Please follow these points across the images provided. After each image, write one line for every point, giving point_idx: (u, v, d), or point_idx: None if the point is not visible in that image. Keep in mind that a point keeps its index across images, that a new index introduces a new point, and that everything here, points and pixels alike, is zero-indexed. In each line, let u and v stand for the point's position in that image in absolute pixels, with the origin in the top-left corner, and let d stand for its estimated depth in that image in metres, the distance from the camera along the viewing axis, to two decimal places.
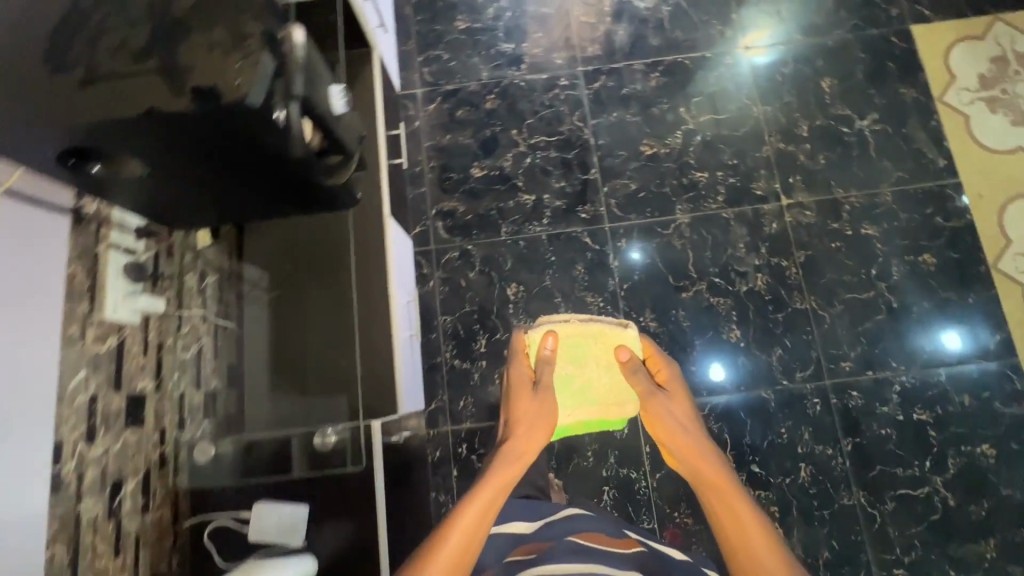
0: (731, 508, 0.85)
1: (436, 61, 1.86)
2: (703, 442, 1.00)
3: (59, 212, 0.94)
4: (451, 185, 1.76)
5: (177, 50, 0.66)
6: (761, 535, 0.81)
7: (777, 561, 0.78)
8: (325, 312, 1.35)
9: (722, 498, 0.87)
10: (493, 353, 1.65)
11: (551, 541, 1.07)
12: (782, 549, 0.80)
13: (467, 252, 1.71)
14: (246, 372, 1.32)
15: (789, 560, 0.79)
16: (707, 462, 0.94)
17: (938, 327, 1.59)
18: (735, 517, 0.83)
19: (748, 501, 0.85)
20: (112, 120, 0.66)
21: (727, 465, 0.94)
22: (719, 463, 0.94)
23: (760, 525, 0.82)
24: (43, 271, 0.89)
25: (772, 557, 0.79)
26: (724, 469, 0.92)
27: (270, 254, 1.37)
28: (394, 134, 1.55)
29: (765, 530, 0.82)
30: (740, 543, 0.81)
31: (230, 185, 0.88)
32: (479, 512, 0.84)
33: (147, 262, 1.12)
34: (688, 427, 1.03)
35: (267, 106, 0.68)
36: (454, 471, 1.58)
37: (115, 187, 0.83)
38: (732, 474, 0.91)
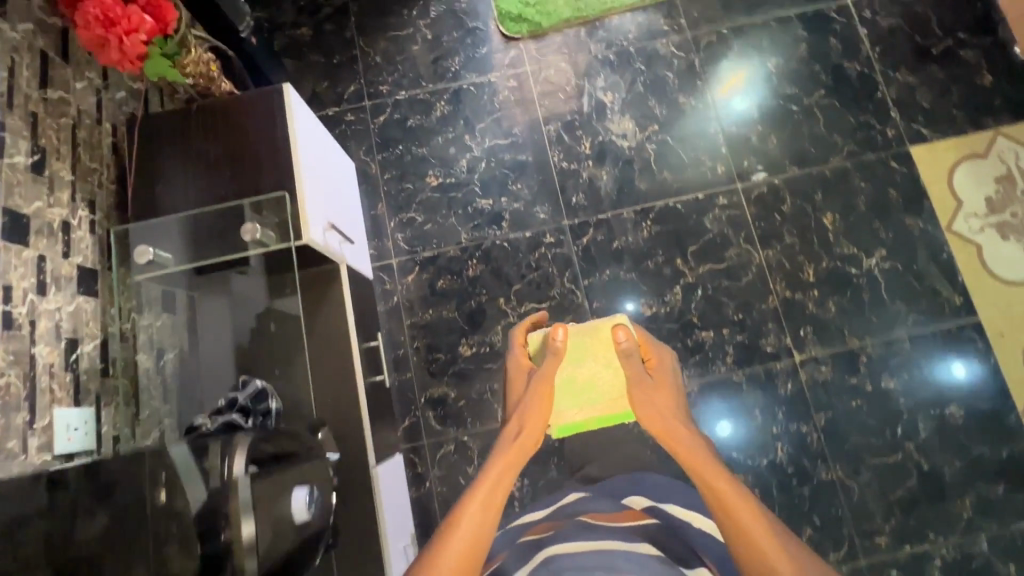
0: (705, 480, 0.76)
1: (410, 224, 1.72)
2: (682, 425, 0.95)
3: None
4: (438, 367, 1.62)
5: None
6: (738, 499, 0.71)
7: (761, 525, 0.67)
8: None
9: (705, 473, 0.77)
10: None
11: (566, 528, 1.03)
12: (765, 512, 0.69)
13: (463, 443, 1.57)
14: None
15: (781, 534, 0.66)
16: (683, 444, 0.87)
17: (949, 366, 1.56)
18: (712, 479, 0.75)
19: (729, 475, 0.75)
20: None
21: (705, 447, 0.87)
22: (698, 450, 0.84)
23: (729, 480, 0.74)
24: None
25: (774, 543, 0.64)
26: (693, 448, 0.85)
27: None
28: (373, 345, 1.41)
29: (746, 496, 0.71)
30: (724, 506, 0.71)
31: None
32: (485, 490, 0.81)
33: None
34: (668, 413, 0.99)
35: None
36: None
37: None
38: (704, 453, 0.83)
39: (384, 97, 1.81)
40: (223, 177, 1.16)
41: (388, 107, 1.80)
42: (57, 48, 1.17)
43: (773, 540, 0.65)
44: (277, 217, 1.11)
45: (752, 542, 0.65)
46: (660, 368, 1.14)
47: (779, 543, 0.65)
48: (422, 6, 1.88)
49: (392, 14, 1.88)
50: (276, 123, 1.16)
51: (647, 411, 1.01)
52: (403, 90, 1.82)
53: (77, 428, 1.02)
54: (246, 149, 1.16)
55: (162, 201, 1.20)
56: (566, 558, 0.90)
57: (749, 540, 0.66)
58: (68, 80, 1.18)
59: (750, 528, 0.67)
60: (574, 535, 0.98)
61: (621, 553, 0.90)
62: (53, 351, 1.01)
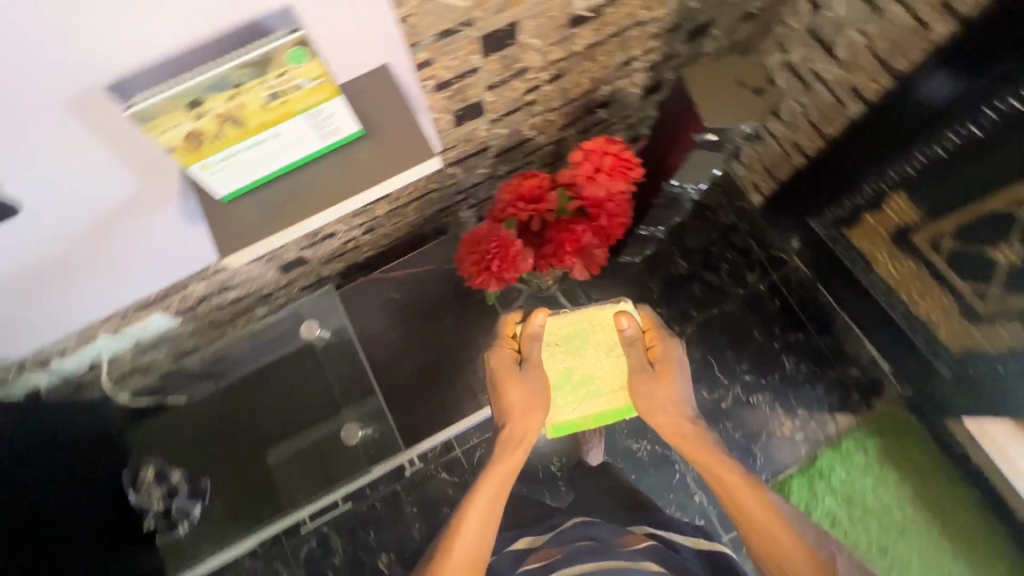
0: (714, 473, 0.86)
1: None
2: (674, 397, 0.98)
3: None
4: None
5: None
6: (761, 510, 0.79)
7: (805, 556, 0.73)
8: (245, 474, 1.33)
9: (727, 486, 0.83)
10: None
11: (566, 555, 0.90)
12: (785, 520, 0.78)
13: None
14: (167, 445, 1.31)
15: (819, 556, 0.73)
16: (677, 425, 0.95)
17: None
18: (729, 489, 0.83)
19: (741, 478, 0.83)
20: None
21: (704, 440, 0.92)
22: (700, 443, 0.91)
23: (764, 502, 0.80)
24: None
25: (796, 545, 0.75)
26: (695, 441, 0.92)
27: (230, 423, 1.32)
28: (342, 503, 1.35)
29: (773, 511, 0.79)
30: (748, 517, 0.79)
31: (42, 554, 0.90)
32: (488, 492, 0.84)
33: (70, 383, 1.11)
34: (658, 365, 1.01)
35: None
36: None
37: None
38: (712, 446, 0.91)
39: None
40: (418, 363, 1.33)
41: None
42: (500, 147, 1.15)
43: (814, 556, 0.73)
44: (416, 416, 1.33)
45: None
46: (660, 363, 1.01)
47: (804, 550, 0.74)
48: (756, 383, 1.61)
49: (734, 351, 1.63)
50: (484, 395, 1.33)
51: (651, 386, 0.99)
52: None
53: (151, 329, 1.10)
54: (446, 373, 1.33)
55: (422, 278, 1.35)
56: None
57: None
58: (476, 166, 1.17)
59: (803, 554, 0.74)
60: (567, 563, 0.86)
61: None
62: (207, 288, 1.08)
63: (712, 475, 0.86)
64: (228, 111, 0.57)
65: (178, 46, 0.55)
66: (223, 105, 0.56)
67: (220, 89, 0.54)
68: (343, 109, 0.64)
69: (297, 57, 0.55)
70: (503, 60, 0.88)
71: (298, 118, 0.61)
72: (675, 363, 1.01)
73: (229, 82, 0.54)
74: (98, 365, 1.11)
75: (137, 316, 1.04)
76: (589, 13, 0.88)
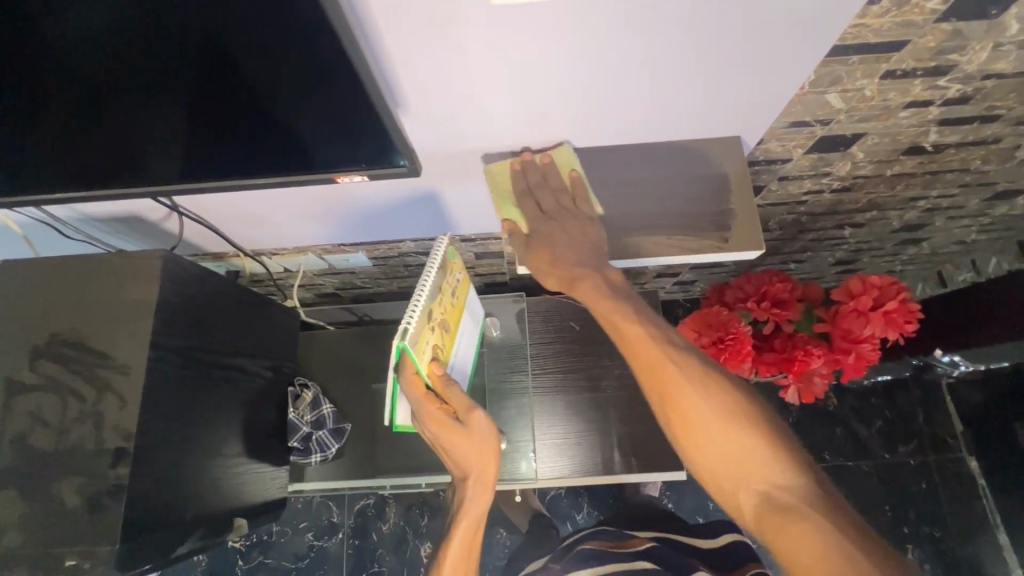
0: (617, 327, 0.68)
1: (574, 505, 1.53)
2: (581, 243, 0.72)
3: (235, 237, 0.93)
4: (412, 514, 1.57)
5: (191, 428, 0.72)
6: (684, 382, 0.61)
7: (737, 432, 0.57)
8: (377, 416, 1.14)
9: (637, 340, 0.66)
10: (224, 558, 1.56)
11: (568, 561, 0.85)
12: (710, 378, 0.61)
13: (334, 531, 1.57)
14: (323, 354, 1.18)
15: (759, 421, 0.58)
16: (579, 279, 0.71)
17: None
18: (637, 361, 0.65)
19: (654, 341, 0.64)
20: (212, 368, 0.77)
21: (606, 287, 0.70)
22: (602, 292, 0.70)
23: (696, 372, 0.62)
24: (208, 241, 0.94)
25: (707, 402, 0.60)
26: (597, 292, 0.70)
27: (382, 360, 1.18)
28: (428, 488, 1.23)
29: (700, 372, 0.62)
30: (667, 391, 0.61)
31: (236, 455, 0.83)
32: (459, 547, 0.78)
33: (265, 275, 1.15)
34: (569, 217, 0.73)
35: (182, 527, 0.69)
36: (306, 532, 1.57)
37: (205, 350, 0.76)
38: (630, 300, 0.69)
39: None
40: (578, 403, 1.10)
41: None
42: None
43: (755, 427, 0.57)
44: (597, 445, 1.07)
45: (721, 470, 0.57)
46: (583, 205, 0.73)
47: (733, 426, 0.57)
48: None
49: None
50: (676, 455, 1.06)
51: (543, 230, 0.72)
52: None
53: (351, 261, 1.16)
54: (606, 430, 1.08)
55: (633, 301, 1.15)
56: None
57: (721, 456, 0.57)
58: None
59: (734, 432, 0.57)
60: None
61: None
62: (415, 248, 1.11)
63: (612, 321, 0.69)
64: (440, 316, 0.79)
65: (624, 37, 0.51)
66: (438, 311, 0.79)
67: (436, 297, 0.78)
68: (474, 299, 0.97)
69: (454, 253, 0.83)
70: (818, 160, 0.83)
71: (463, 310, 0.91)
72: (586, 210, 0.73)
73: (436, 288, 0.78)
74: (292, 272, 1.16)
75: (349, 249, 1.09)
76: (932, 147, 0.81)
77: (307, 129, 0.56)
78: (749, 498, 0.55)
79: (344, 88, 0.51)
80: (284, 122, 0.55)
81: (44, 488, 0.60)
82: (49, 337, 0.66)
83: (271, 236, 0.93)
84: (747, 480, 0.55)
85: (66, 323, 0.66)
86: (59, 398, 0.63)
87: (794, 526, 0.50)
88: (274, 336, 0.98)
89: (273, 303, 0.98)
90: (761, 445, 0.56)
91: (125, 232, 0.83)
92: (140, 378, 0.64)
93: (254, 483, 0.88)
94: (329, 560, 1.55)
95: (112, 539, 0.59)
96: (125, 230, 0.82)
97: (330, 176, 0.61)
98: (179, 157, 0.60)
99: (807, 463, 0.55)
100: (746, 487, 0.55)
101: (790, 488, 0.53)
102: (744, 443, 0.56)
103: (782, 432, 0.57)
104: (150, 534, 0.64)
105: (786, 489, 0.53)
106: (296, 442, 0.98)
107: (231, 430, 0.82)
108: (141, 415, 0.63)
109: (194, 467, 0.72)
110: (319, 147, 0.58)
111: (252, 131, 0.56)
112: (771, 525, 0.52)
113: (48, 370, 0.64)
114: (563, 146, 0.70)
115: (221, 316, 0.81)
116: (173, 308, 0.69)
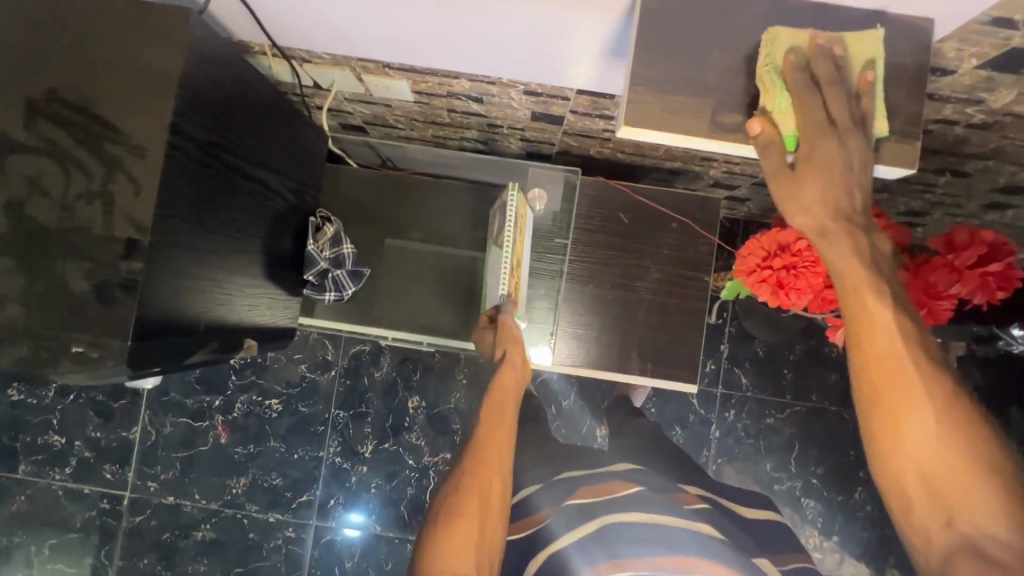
0: (857, 300, 0.53)
1: (562, 392, 1.57)
2: (850, 179, 0.53)
3: (267, 24, 0.76)
4: (405, 368, 1.60)
5: (209, 235, 0.64)
6: (917, 386, 0.51)
7: (955, 464, 0.49)
8: (397, 266, 1.09)
9: (871, 335, 0.52)
10: (218, 370, 1.60)
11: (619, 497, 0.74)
12: (952, 394, 0.51)
13: (327, 368, 1.60)
14: (349, 190, 1.09)
15: (986, 451, 0.49)
16: (832, 232, 0.53)
17: None
18: (867, 345, 0.52)
19: (902, 337, 0.52)
20: (235, 174, 0.68)
21: (869, 258, 0.53)
22: (861, 263, 0.53)
23: (921, 376, 0.51)
24: (233, 23, 0.78)
25: (923, 424, 0.50)
26: (856, 252, 0.53)
27: (408, 211, 1.10)
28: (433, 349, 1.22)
29: (944, 386, 0.51)
30: (893, 395, 0.51)
31: (252, 277, 0.77)
32: (490, 413, 0.77)
33: (293, 86, 1.00)
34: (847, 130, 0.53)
35: (191, 337, 0.64)
36: (300, 363, 1.60)
37: (229, 152, 0.66)
38: (877, 268, 0.53)
39: (719, 409, 1.59)
40: (607, 297, 1.05)
41: (707, 411, 1.59)
42: None
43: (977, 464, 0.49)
44: (615, 344, 1.05)
45: (917, 493, 0.50)
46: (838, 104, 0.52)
47: (944, 454, 0.49)
48: (816, 491, 1.56)
49: (820, 452, 1.57)
50: (690, 369, 1.04)
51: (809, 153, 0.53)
52: (718, 434, 1.58)
53: (391, 90, 1.00)
54: (629, 330, 1.05)
55: (692, 206, 1.05)
56: (635, 550, 0.65)
57: (925, 479, 0.50)
58: None
59: (950, 460, 0.49)
60: (625, 503, 0.73)
61: (693, 551, 0.65)
62: (468, 90, 0.96)
63: (858, 301, 0.53)
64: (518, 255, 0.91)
65: None
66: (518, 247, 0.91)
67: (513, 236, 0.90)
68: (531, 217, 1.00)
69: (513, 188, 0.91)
70: (983, 80, 0.69)
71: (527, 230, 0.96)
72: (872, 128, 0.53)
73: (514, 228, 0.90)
74: (324, 89, 1.01)
75: (394, 75, 0.93)
76: None
77: None
78: (944, 535, 0.49)
79: None
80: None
81: (45, 265, 0.53)
82: (48, 91, 0.54)
83: (309, 32, 0.77)
84: (950, 516, 0.49)
85: (67, 77, 0.54)
86: (59, 167, 0.53)
87: None
88: (301, 157, 0.87)
89: (303, 119, 0.85)
90: (982, 489, 0.48)
91: None
92: (155, 164, 0.54)
93: (266, 307, 0.84)
94: (319, 393, 1.60)
95: (122, 330, 0.53)
96: None
97: None
98: None
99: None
100: (947, 527, 0.49)
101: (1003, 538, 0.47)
102: (962, 480, 0.49)
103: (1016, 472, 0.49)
104: (164, 335, 0.59)
105: (998, 544, 0.47)
106: (311, 276, 0.92)
107: (249, 247, 0.75)
108: (159, 208, 0.54)
109: (208, 275, 0.65)
110: None
111: None
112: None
113: (46, 132, 0.54)
114: (771, 29, 0.53)
115: (247, 116, 0.69)
116: (197, 89, 0.57)
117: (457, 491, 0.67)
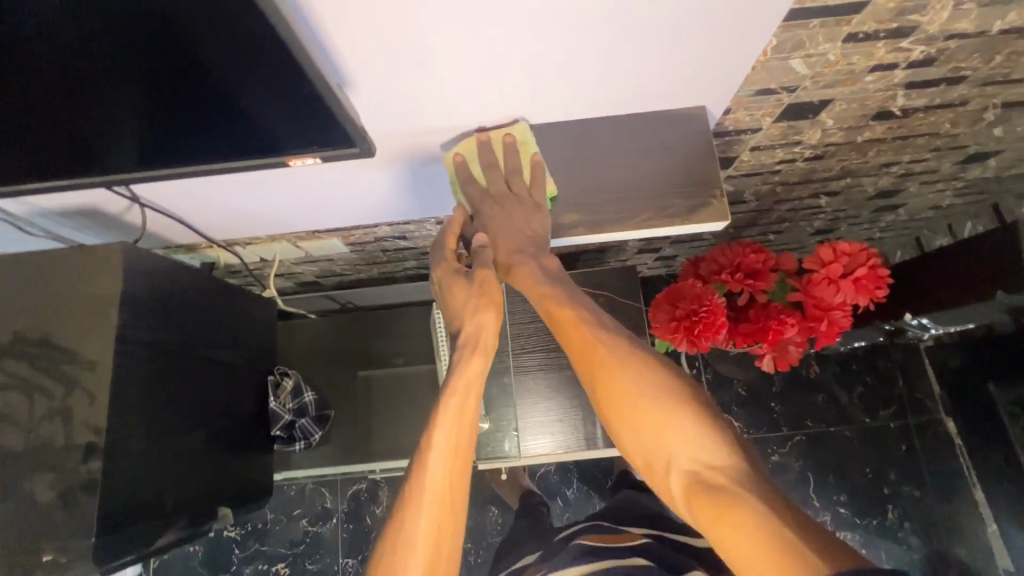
0: (563, 324, 0.70)
1: (562, 483, 1.55)
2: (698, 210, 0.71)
3: (204, 228, 0.92)
4: None
5: (169, 420, 0.72)
6: (620, 364, 0.64)
7: (666, 413, 0.60)
8: (360, 401, 1.13)
9: (580, 335, 0.68)
10: (222, 547, 1.58)
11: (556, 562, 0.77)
12: (647, 358, 0.65)
13: (328, 517, 1.59)
14: (303, 341, 1.17)
15: (689, 405, 0.59)
16: (519, 268, 0.74)
17: None
18: (580, 351, 0.67)
19: (589, 327, 0.67)
20: (186, 359, 0.77)
21: (544, 280, 0.73)
22: (540, 283, 0.73)
23: (616, 353, 0.65)
24: (178, 233, 0.94)
25: (631, 387, 0.62)
26: (541, 283, 0.73)
27: (361, 347, 1.17)
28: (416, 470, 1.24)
29: (633, 353, 0.65)
30: (603, 374, 0.64)
31: (219, 446, 0.84)
32: (453, 416, 0.68)
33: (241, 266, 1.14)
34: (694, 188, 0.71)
35: (161, 521, 0.69)
36: (301, 518, 1.59)
37: (177, 344, 0.75)
38: (567, 290, 0.72)
39: None
40: (560, 380, 1.11)
41: None
42: None
43: (677, 405, 0.60)
44: (579, 421, 1.09)
45: (656, 460, 0.59)
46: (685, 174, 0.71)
47: (656, 406, 0.60)
48: None
49: None
50: None
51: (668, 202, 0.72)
52: None
53: (325, 248, 1.14)
54: (588, 406, 1.09)
55: (612, 278, 1.15)
56: None
57: (646, 442, 0.60)
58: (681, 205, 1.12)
59: (669, 418, 0.59)
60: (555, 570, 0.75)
61: None
62: (391, 232, 1.10)
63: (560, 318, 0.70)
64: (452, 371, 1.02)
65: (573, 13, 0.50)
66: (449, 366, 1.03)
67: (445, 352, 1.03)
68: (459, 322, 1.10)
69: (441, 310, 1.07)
70: (787, 128, 0.82)
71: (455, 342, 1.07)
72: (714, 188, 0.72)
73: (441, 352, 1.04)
74: (268, 261, 1.15)
75: (323, 236, 1.07)
76: (901, 111, 0.80)
77: (268, 114, 0.53)
78: (677, 478, 0.57)
79: (299, 84, 0.50)
80: (219, 88, 0.50)
81: (18, 485, 0.60)
82: (15, 335, 0.65)
83: (239, 226, 0.93)
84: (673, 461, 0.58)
85: (29, 321, 0.65)
86: (25, 397, 0.63)
87: (717, 501, 0.51)
88: (250, 325, 0.97)
89: (247, 294, 0.97)
90: (688, 424, 0.58)
91: (89, 226, 0.82)
92: (107, 373, 0.63)
93: (236, 471, 0.89)
94: (324, 544, 1.57)
95: (91, 526, 0.59)
96: (87, 224, 0.81)
97: (285, 160, 0.58)
98: (131, 152, 0.57)
99: (739, 445, 0.57)
100: (677, 471, 0.57)
101: (713, 453, 0.55)
102: (671, 419, 0.59)
103: (721, 423, 0.58)
104: (133, 522, 0.64)
105: (714, 467, 0.55)
106: (279, 431, 0.99)
107: (212, 419, 0.82)
108: (113, 410, 0.63)
109: (172, 455, 0.72)
110: (277, 132, 0.55)
111: (196, 116, 0.53)
112: (701, 512, 0.52)
113: (13, 369, 0.64)
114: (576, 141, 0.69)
115: (192, 308, 0.80)
116: (139, 301, 0.69)
117: (418, 513, 0.63)
